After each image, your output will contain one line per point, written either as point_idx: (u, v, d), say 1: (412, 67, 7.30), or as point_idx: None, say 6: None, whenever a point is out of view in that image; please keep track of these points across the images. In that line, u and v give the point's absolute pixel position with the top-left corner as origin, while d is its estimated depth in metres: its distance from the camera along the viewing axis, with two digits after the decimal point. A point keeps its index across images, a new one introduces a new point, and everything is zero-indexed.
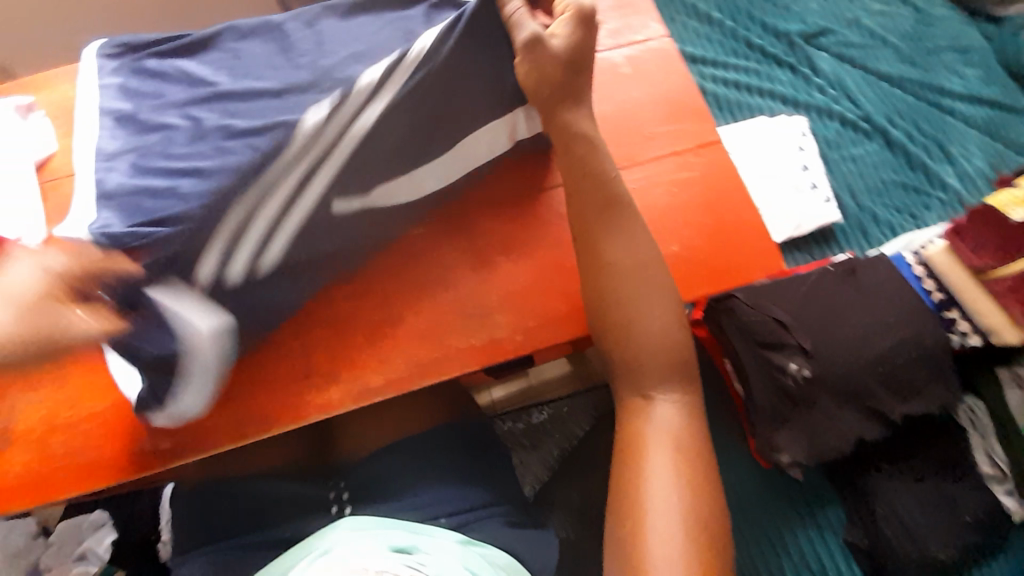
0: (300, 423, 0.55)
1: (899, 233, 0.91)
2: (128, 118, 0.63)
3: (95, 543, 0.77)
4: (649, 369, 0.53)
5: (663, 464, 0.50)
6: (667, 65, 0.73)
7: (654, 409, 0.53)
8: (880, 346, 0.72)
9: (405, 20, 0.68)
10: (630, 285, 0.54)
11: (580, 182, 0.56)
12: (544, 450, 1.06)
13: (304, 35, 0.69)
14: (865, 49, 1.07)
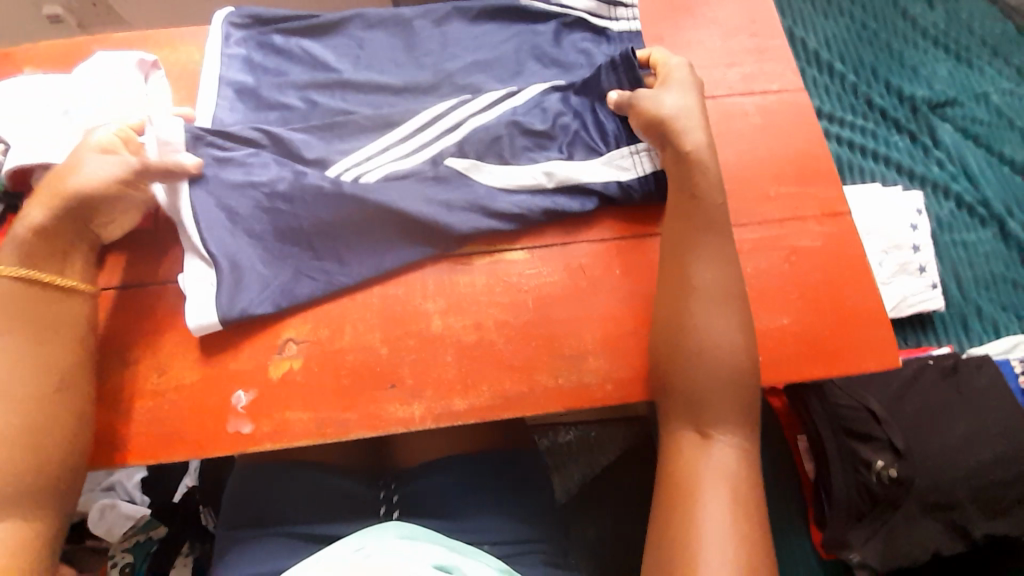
0: (376, 434, 0.53)
1: (1002, 333, 0.85)
2: (249, 92, 0.64)
3: (124, 477, 0.81)
4: (713, 403, 0.51)
5: (716, 509, 0.46)
6: (798, 120, 0.69)
7: (711, 449, 0.50)
8: (976, 460, 0.67)
9: (532, 35, 0.69)
10: (706, 308, 0.53)
11: (705, 232, 0.55)
12: (566, 473, 1.02)
13: (431, 35, 0.68)
14: (991, 127, 0.99)
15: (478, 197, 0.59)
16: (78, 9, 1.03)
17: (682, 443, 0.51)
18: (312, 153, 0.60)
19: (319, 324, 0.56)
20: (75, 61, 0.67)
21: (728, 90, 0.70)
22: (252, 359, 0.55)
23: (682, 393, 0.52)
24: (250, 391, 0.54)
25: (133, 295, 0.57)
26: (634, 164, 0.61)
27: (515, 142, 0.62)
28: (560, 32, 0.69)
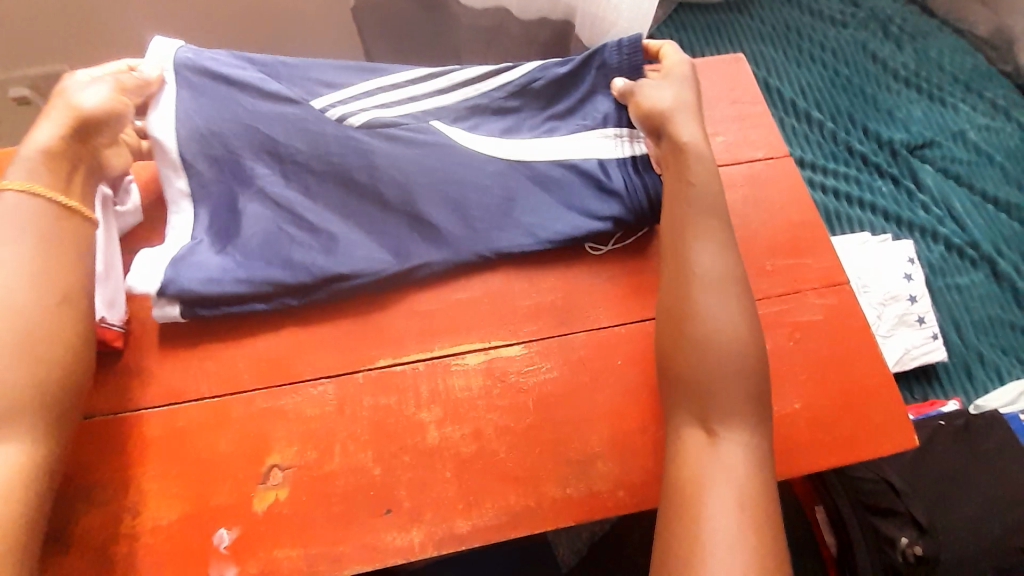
0: (373, 567, 0.49)
1: (1005, 378, 0.85)
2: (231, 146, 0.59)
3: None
4: (719, 399, 0.49)
5: (723, 510, 0.44)
6: (790, 187, 0.68)
7: (719, 450, 0.47)
8: (999, 527, 0.65)
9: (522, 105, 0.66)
10: (703, 299, 0.52)
11: (711, 267, 0.53)
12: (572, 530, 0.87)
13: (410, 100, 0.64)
14: (970, 165, 1.00)
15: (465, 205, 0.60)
16: (45, 88, 1.00)
17: (688, 443, 0.49)
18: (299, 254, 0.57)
19: (306, 446, 0.52)
20: None
21: (716, 160, 0.69)
22: (235, 491, 0.50)
23: (684, 382, 0.51)
24: (234, 528, 0.49)
25: (96, 425, 0.52)
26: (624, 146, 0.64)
27: (510, 126, 0.65)
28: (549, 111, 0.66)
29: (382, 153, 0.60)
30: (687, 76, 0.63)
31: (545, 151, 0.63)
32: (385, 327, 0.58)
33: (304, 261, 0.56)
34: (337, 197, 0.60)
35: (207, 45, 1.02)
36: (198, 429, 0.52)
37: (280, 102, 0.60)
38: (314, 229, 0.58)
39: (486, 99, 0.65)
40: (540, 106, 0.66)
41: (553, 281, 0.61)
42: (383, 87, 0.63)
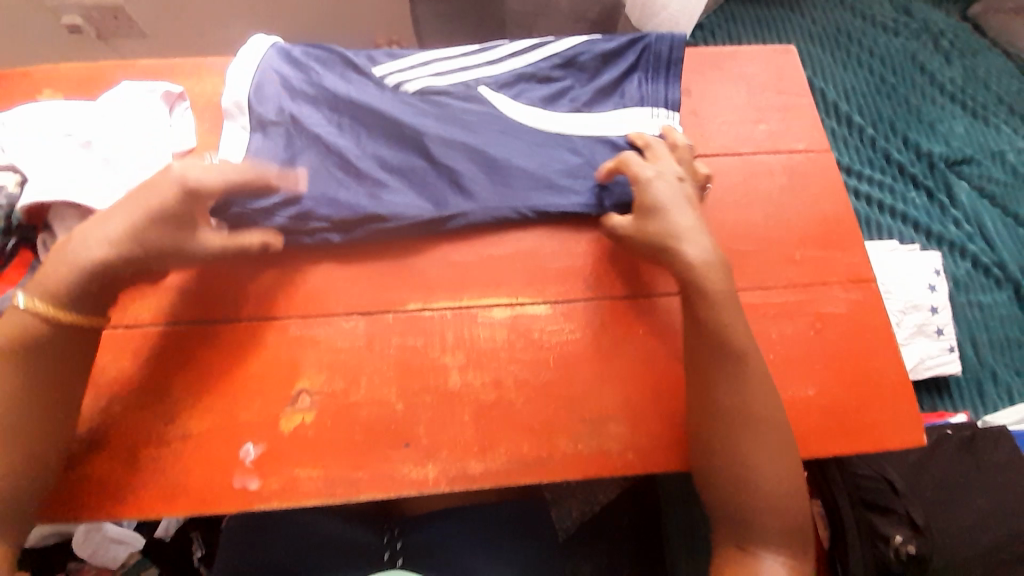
0: (387, 496, 0.51)
1: (1017, 400, 0.85)
2: (296, 98, 0.63)
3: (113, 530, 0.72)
4: (756, 504, 0.50)
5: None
6: (827, 182, 0.68)
7: (760, 568, 0.49)
8: (997, 539, 0.67)
9: (568, 70, 0.68)
10: (730, 431, 0.52)
11: (741, 395, 0.52)
12: (564, 507, 1.05)
13: (463, 62, 0.68)
14: (1008, 187, 0.99)
15: (510, 168, 0.61)
16: (97, 20, 1.01)
17: (724, 562, 0.51)
18: (344, 195, 0.58)
19: (334, 375, 0.54)
20: (97, 89, 0.65)
21: (756, 148, 0.69)
22: (262, 408, 0.53)
23: (713, 485, 0.52)
24: (259, 444, 0.52)
25: (138, 334, 0.55)
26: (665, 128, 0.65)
27: (553, 96, 0.66)
28: (594, 76, 0.68)
29: (429, 114, 0.64)
30: (649, 195, 0.57)
31: (585, 125, 0.65)
32: (417, 273, 0.59)
33: (349, 201, 0.58)
34: (383, 153, 0.61)
35: None
36: (231, 349, 0.55)
37: (349, 70, 0.66)
38: (362, 177, 0.60)
39: (533, 68, 0.67)
40: (584, 80, 0.68)
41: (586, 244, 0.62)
42: (436, 58, 0.68)
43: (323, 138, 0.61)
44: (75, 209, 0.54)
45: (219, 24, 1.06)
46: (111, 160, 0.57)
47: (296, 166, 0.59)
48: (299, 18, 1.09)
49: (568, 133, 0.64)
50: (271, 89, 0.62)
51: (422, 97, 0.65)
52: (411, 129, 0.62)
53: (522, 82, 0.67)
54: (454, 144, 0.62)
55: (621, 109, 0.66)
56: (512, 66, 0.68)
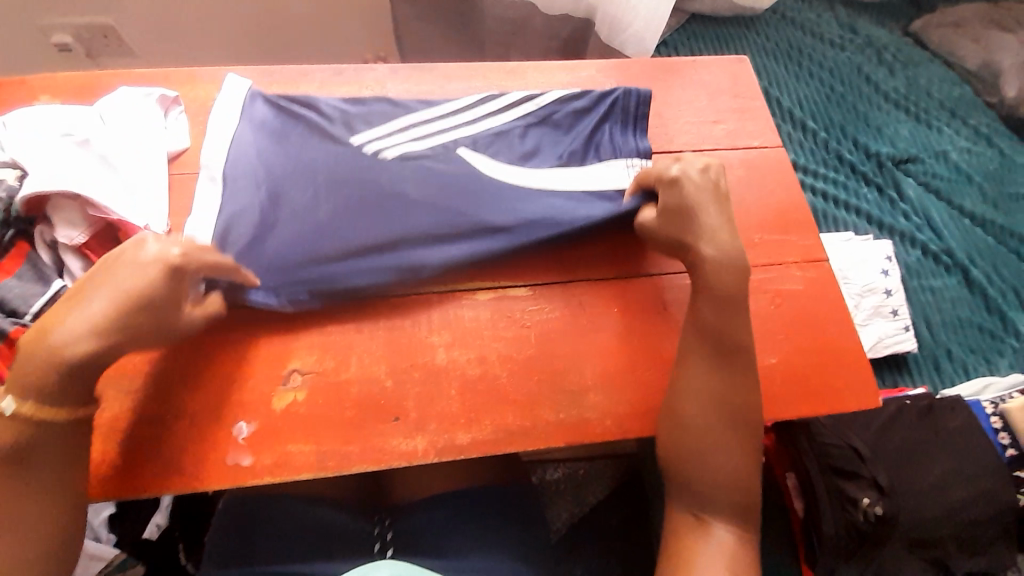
0: (378, 468, 0.54)
1: (971, 375, 0.91)
2: (272, 170, 0.62)
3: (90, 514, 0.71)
4: (708, 477, 0.54)
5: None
6: (780, 174, 0.74)
7: (715, 520, 0.53)
8: (955, 500, 0.71)
9: (545, 126, 0.70)
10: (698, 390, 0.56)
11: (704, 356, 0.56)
12: (554, 510, 1.04)
13: (440, 125, 0.68)
14: (951, 182, 1.07)
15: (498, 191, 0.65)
16: (86, 39, 1.06)
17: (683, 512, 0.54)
18: (325, 274, 0.58)
19: (324, 355, 0.57)
20: (95, 95, 0.69)
21: (715, 144, 0.75)
22: (257, 387, 0.55)
23: (677, 449, 0.55)
24: (252, 423, 0.54)
25: None
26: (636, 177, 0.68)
27: (532, 154, 0.68)
28: (570, 126, 0.70)
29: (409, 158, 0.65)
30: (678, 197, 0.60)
31: (567, 182, 0.67)
32: None
33: (331, 279, 0.58)
34: (361, 228, 0.60)
35: (247, 14, 1.08)
36: (224, 334, 0.57)
37: (326, 137, 0.65)
38: (341, 254, 0.59)
39: (509, 126, 0.69)
40: (561, 135, 0.70)
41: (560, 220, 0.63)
42: (413, 121, 0.68)
43: (303, 214, 0.60)
44: (73, 201, 0.57)
45: (208, 45, 1.11)
46: (108, 158, 0.59)
47: (273, 243, 0.58)
48: (285, 37, 1.14)
49: (547, 185, 0.66)
50: (245, 156, 0.63)
51: (402, 161, 0.65)
52: (399, 191, 0.63)
53: (502, 140, 0.68)
54: (435, 217, 0.62)
55: (599, 165, 0.68)
56: (488, 121, 0.69)
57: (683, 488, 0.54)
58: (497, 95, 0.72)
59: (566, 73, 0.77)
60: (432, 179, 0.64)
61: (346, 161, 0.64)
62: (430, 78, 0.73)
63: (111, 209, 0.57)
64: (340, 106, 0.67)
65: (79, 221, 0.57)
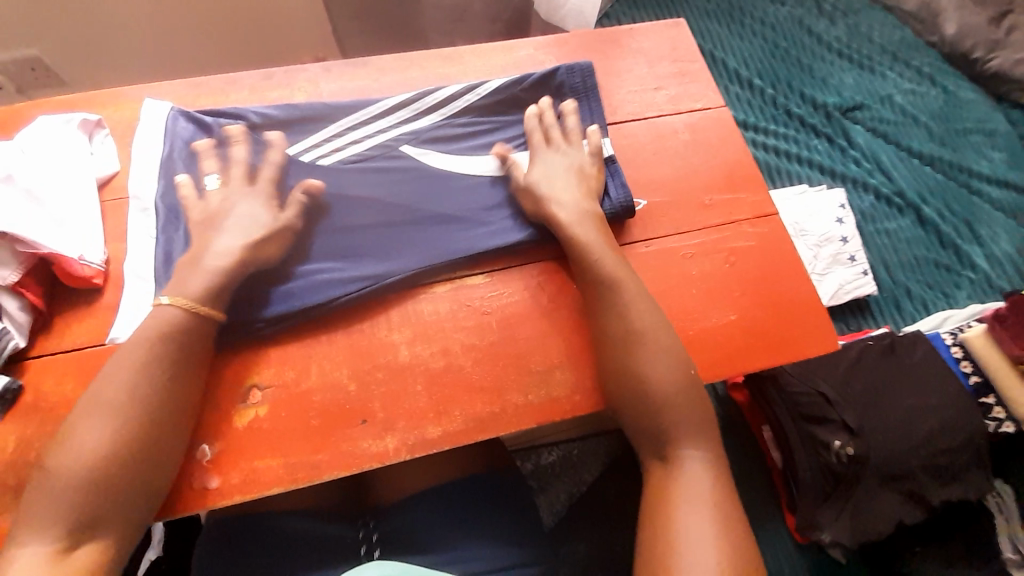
0: (350, 472, 0.53)
1: (931, 310, 0.94)
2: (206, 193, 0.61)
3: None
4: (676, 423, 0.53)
5: (697, 522, 0.47)
6: (725, 133, 0.74)
7: (686, 464, 0.51)
8: (923, 431, 0.73)
9: (485, 111, 0.69)
10: (655, 345, 0.55)
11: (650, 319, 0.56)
12: (551, 493, 1.05)
13: (375, 121, 0.66)
14: (897, 125, 1.09)
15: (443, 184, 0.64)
16: (13, 73, 1.01)
17: (657, 471, 0.52)
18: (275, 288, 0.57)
19: (283, 367, 0.56)
20: (15, 127, 0.66)
21: (658, 111, 0.75)
22: (215, 409, 0.54)
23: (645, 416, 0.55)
24: (216, 444, 0.53)
25: (93, 357, 0.56)
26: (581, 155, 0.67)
27: (474, 143, 0.67)
28: (511, 108, 0.70)
29: (348, 162, 0.64)
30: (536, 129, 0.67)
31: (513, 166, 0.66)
32: None
33: (282, 294, 0.57)
34: (309, 239, 0.60)
35: (178, 28, 1.04)
36: None
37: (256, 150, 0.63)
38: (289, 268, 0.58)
39: (449, 118, 0.68)
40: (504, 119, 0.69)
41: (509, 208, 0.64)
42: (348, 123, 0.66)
43: None
44: (1, 241, 0.54)
45: (142, 66, 1.07)
46: (34, 192, 0.57)
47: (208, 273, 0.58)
48: (222, 49, 1.11)
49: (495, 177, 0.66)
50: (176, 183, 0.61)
51: (342, 165, 0.64)
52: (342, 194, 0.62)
53: (442, 130, 0.67)
54: (380, 219, 0.61)
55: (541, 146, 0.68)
56: (427, 117, 0.67)
57: (657, 434, 0.53)
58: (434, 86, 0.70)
59: (502, 54, 0.76)
60: (378, 177, 0.63)
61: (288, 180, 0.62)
62: (363, 72, 0.72)
63: (42, 245, 0.55)
64: (269, 115, 0.65)
65: (11, 259, 0.54)
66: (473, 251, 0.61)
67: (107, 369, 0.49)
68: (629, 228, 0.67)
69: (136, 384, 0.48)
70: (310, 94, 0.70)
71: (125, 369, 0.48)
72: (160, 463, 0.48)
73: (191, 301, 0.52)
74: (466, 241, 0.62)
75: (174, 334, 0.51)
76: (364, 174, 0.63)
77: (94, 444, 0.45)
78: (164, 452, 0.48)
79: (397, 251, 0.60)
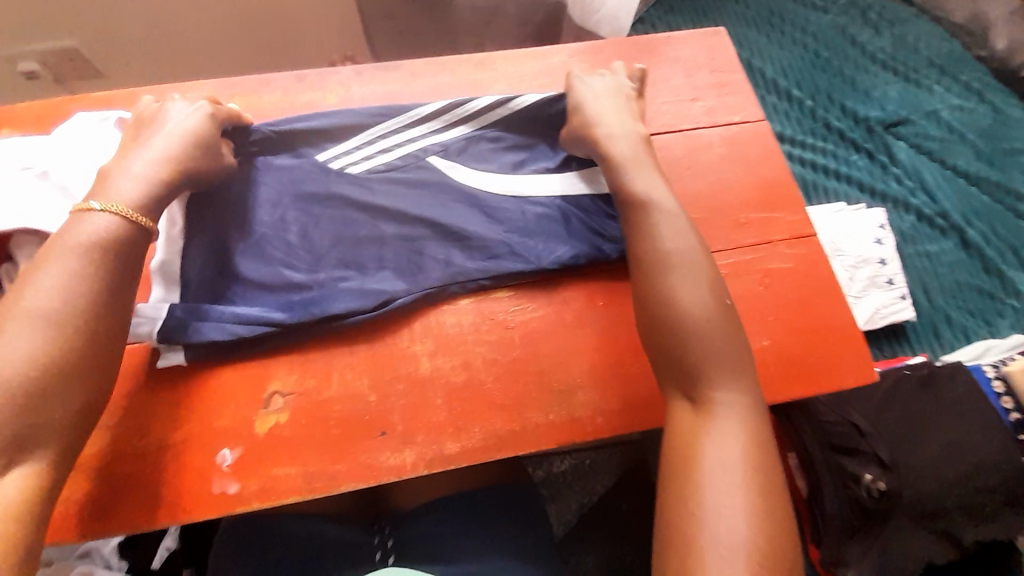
0: (367, 484, 0.53)
1: (972, 339, 0.89)
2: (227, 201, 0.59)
3: (99, 543, 0.74)
4: (699, 364, 0.48)
5: (722, 473, 0.43)
6: (763, 149, 0.72)
7: (715, 412, 0.47)
8: (960, 468, 0.70)
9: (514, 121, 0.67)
10: (683, 274, 0.52)
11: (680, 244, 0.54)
12: (562, 502, 1.03)
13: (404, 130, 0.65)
14: (943, 142, 1.04)
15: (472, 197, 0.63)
16: (53, 64, 1.02)
17: (676, 415, 0.48)
18: (300, 295, 0.57)
19: (305, 374, 0.56)
20: (51, 123, 0.67)
21: (694, 124, 0.72)
22: (238, 414, 0.54)
23: None
24: (236, 449, 0.53)
25: None
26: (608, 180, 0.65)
27: (501, 160, 0.66)
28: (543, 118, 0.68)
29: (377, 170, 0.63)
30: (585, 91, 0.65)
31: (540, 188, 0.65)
32: None
33: (306, 301, 0.56)
34: (336, 246, 0.60)
35: (213, 23, 1.05)
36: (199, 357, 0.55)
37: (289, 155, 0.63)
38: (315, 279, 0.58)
39: (480, 132, 0.66)
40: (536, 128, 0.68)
41: (535, 229, 0.62)
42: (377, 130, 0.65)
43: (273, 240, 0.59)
44: (34, 238, 0.55)
45: (176, 59, 1.09)
46: (68, 189, 0.57)
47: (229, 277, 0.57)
48: (254, 44, 1.11)
49: (524, 196, 0.64)
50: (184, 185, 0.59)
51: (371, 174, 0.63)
52: (370, 201, 0.61)
53: (470, 146, 0.66)
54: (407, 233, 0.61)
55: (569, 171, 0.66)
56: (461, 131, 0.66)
57: (679, 370, 0.49)
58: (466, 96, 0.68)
59: (535, 61, 0.74)
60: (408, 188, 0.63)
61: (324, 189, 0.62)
62: (395, 76, 0.71)
63: None
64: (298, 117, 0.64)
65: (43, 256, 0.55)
66: (498, 264, 0.60)
67: (19, 284, 0.45)
68: None
69: (65, 293, 0.45)
70: (340, 97, 0.69)
71: (62, 277, 0.45)
72: (96, 385, 0.46)
73: (130, 210, 0.49)
74: (493, 261, 0.60)
75: (107, 249, 0.48)
76: (393, 181, 0.63)
77: (20, 354, 0.42)
78: (102, 373, 0.46)
79: (423, 261, 0.60)
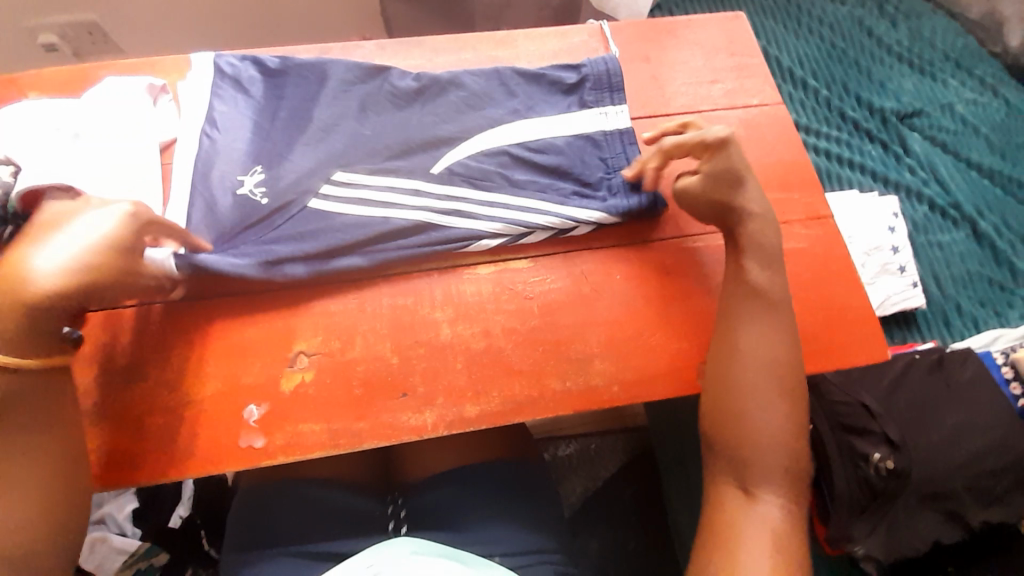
0: (389, 443, 0.54)
1: (981, 328, 0.90)
2: (255, 156, 0.61)
3: (114, 509, 0.76)
4: (757, 463, 0.51)
5: (758, 558, 0.47)
6: (781, 132, 0.72)
7: (757, 507, 0.50)
8: (969, 450, 0.71)
9: (530, 112, 0.66)
10: (759, 384, 0.53)
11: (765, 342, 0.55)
12: (567, 487, 1.04)
13: (429, 120, 0.65)
14: (957, 135, 1.05)
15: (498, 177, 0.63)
16: (72, 37, 1.03)
17: (726, 495, 0.51)
18: (324, 251, 0.58)
19: (329, 336, 0.57)
20: (82, 88, 0.68)
21: (713, 105, 0.73)
22: (263, 371, 0.55)
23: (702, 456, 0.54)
24: (262, 405, 0.54)
25: (138, 312, 0.56)
26: (610, 115, 0.67)
27: (518, 164, 0.64)
28: (566, 94, 0.68)
29: (402, 141, 0.63)
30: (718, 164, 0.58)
31: (563, 132, 0.66)
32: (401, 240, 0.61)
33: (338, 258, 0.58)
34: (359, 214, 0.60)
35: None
36: (226, 318, 0.57)
37: (310, 156, 0.62)
38: (344, 242, 0.58)
39: (511, 150, 0.64)
40: (555, 100, 0.68)
41: (531, 99, 0.67)
42: (392, 185, 0.61)
43: (296, 173, 0.60)
44: (68, 195, 0.55)
45: (193, 35, 1.09)
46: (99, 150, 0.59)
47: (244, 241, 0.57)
48: (270, 23, 1.12)
49: (531, 142, 0.65)
50: (228, 124, 0.62)
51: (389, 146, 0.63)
52: (399, 169, 0.62)
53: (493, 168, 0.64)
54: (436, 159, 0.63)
55: (573, 110, 0.67)
56: (498, 149, 0.64)
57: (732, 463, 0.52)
58: (512, 146, 0.65)
59: (557, 40, 0.75)
60: (417, 147, 0.63)
61: (331, 137, 0.63)
62: (416, 51, 0.72)
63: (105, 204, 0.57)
64: (324, 143, 0.62)
65: None
66: (520, 234, 0.61)
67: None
68: (677, 220, 0.65)
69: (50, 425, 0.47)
70: None
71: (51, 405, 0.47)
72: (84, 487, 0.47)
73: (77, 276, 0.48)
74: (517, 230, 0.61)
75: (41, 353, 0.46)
76: (416, 147, 0.63)
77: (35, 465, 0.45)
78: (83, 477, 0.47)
79: (443, 232, 0.60)
